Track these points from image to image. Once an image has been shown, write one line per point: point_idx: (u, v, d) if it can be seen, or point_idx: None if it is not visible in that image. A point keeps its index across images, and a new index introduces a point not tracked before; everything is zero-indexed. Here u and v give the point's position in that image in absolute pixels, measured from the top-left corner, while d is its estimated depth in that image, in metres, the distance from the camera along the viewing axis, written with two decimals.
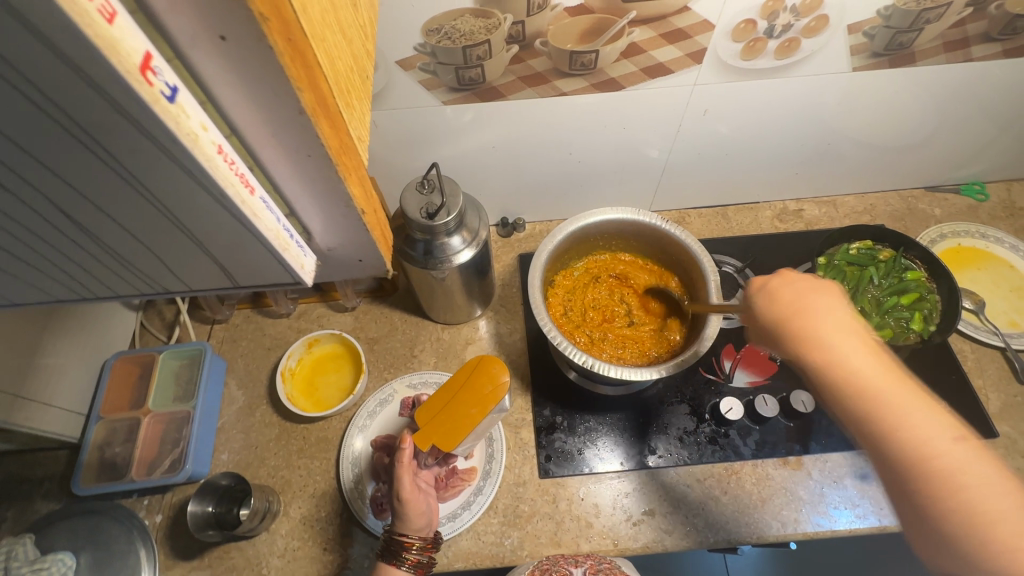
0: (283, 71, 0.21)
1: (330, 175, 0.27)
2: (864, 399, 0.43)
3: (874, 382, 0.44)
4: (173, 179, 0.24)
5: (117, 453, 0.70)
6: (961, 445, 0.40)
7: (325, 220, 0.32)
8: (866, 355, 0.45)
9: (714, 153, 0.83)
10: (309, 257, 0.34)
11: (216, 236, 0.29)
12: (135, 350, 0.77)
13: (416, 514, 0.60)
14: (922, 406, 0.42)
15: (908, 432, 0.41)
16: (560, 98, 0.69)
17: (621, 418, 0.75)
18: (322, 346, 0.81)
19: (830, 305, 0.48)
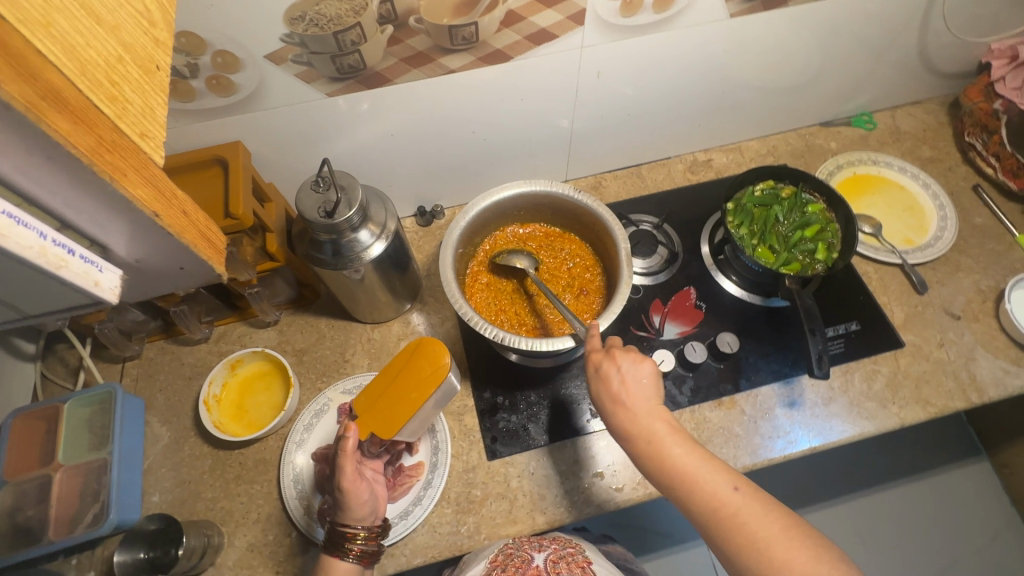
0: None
1: (91, 178, 0.25)
2: (663, 465, 0.51)
3: (671, 443, 0.51)
4: None
5: (31, 517, 0.65)
6: (729, 487, 0.48)
7: (121, 236, 0.29)
8: (659, 420, 0.53)
9: (617, 114, 0.84)
10: (108, 274, 0.30)
11: None
12: (35, 404, 0.71)
13: (357, 507, 0.59)
14: (697, 453, 0.51)
15: (693, 485, 0.49)
16: (449, 77, 0.67)
17: (561, 388, 0.76)
18: (246, 367, 0.77)
19: (641, 375, 0.54)
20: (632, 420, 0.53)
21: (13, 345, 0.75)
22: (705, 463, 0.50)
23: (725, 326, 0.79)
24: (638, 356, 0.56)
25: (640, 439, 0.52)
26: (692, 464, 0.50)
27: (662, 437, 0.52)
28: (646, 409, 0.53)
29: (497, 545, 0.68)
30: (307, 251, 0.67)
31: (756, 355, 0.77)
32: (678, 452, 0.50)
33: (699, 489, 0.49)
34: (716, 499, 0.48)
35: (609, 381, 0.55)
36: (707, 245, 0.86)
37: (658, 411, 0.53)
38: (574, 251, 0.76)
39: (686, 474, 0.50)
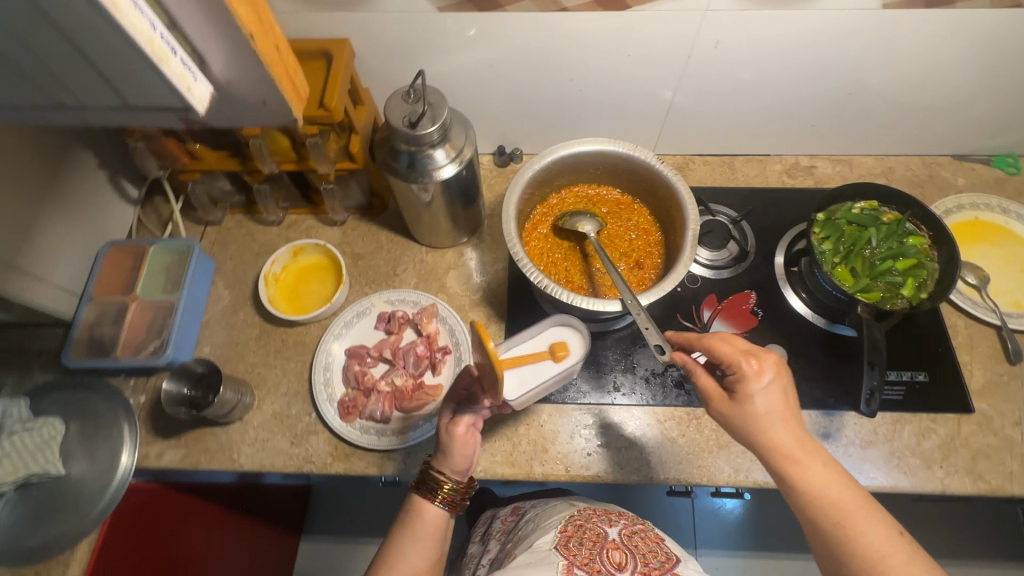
0: None
1: None
2: (813, 498, 0.47)
3: (813, 468, 0.48)
4: None
5: (105, 333, 0.74)
6: (891, 529, 0.46)
7: (223, 54, 0.42)
8: (807, 449, 0.48)
9: (725, 94, 0.79)
10: (196, 83, 0.41)
11: (90, 41, 0.34)
12: (129, 241, 0.80)
13: (461, 458, 0.62)
14: (838, 480, 0.47)
15: (845, 520, 0.46)
16: (560, 15, 0.65)
17: (590, 354, 0.76)
18: (307, 257, 0.82)
19: (779, 395, 0.50)
20: (783, 445, 0.48)
21: (121, 186, 0.83)
22: (858, 496, 0.47)
23: (777, 339, 0.75)
24: (778, 376, 0.50)
25: (783, 463, 0.48)
26: (838, 494, 0.47)
27: (801, 463, 0.48)
28: (786, 434, 0.49)
29: (566, 518, 0.71)
30: (384, 159, 0.70)
31: (802, 377, 0.73)
32: (825, 481, 0.47)
33: (846, 523, 0.46)
34: (867, 539, 0.45)
35: (749, 404, 0.49)
36: (783, 253, 0.81)
37: (801, 433, 0.49)
38: (639, 223, 0.74)
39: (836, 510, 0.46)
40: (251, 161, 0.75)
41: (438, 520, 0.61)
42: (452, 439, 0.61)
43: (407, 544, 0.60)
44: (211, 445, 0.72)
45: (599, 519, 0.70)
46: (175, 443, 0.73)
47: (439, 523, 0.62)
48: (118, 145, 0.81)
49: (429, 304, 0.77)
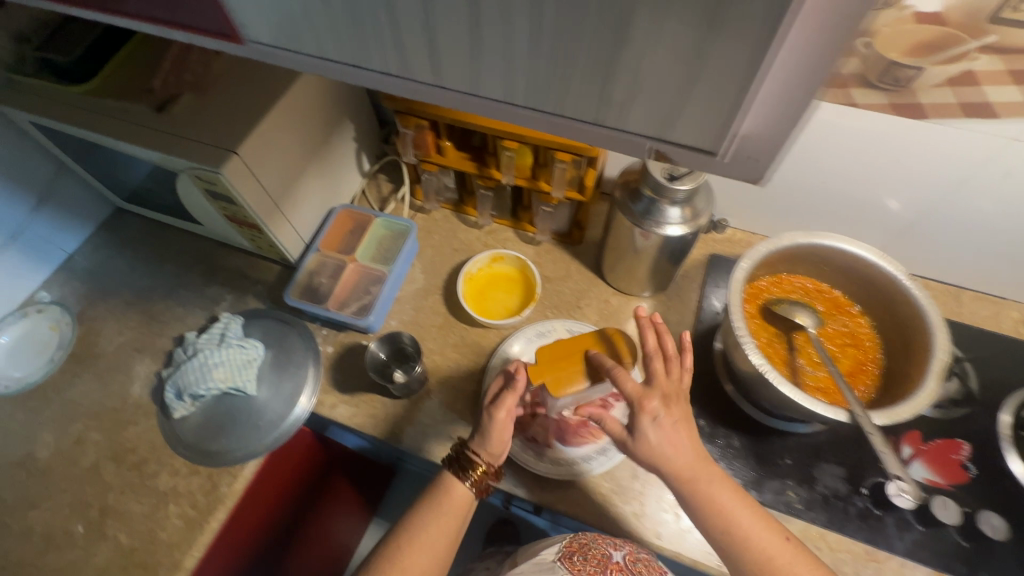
0: None
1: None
2: (715, 511, 0.55)
3: (724, 495, 0.56)
4: None
5: (322, 283, 0.82)
6: (748, 515, 0.56)
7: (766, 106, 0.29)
8: (703, 468, 0.56)
9: (986, 224, 0.72)
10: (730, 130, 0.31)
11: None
12: (357, 207, 0.89)
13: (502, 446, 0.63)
14: (738, 500, 0.56)
15: (714, 509, 0.55)
16: (846, 109, 0.64)
17: (765, 450, 0.71)
18: (502, 265, 0.86)
19: (687, 428, 0.56)
20: (682, 471, 0.55)
21: (360, 158, 0.94)
22: (751, 516, 0.56)
23: (989, 504, 0.66)
24: (682, 417, 0.57)
25: (682, 482, 0.56)
26: (739, 516, 0.55)
27: (720, 496, 0.56)
28: (683, 460, 0.55)
29: (572, 535, 0.74)
30: (622, 199, 0.72)
31: (1017, 560, 0.63)
32: (742, 516, 0.55)
33: (761, 548, 0.55)
34: (729, 517, 0.55)
35: (661, 445, 0.55)
36: (1010, 414, 0.71)
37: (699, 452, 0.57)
38: (857, 334, 0.70)
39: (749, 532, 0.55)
40: (490, 168, 0.80)
41: (464, 500, 0.63)
42: (492, 425, 0.63)
43: (430, 533, 0.60)
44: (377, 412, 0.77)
45: (605, 538, 0.71)
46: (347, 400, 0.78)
47: (466, 502, 0.63)
48: (368, 125, 0.93)
49: None
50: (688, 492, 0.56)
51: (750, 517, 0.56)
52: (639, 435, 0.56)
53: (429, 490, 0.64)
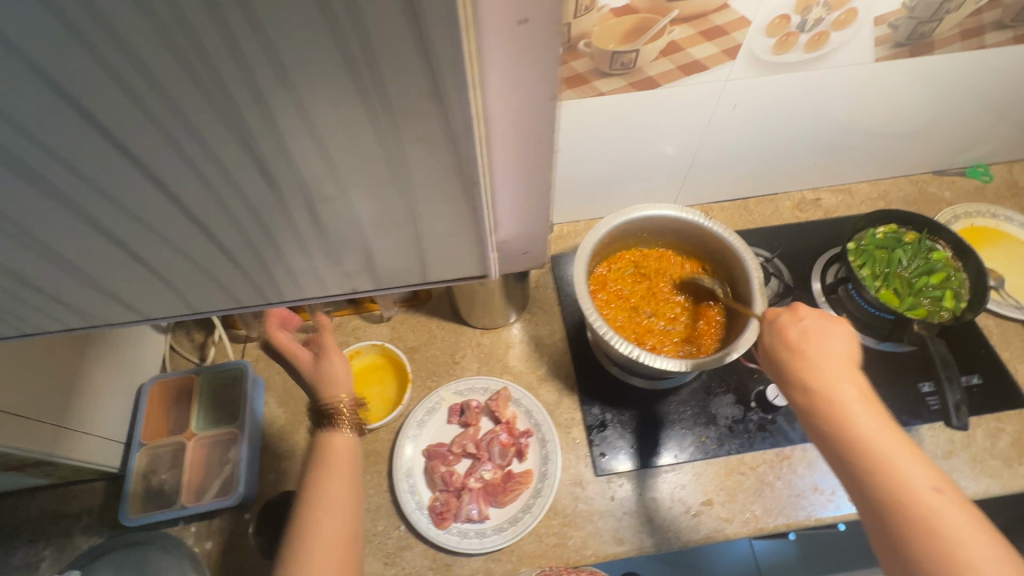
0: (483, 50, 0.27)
1: (533, 159, 0.38)
2: (830, 405, 0.51)
3: (855, 406, 0.50)
4: (395, 121, 0.28)
5: (164, 480, 0.68)
6: (868, 414, 0.50)
7: (515, 214, 0.43)
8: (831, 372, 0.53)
9: (739, 146, 0.85)
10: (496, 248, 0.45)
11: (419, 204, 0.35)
12: (171, 373, 0.76)
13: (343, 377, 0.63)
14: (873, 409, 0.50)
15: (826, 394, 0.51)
16: (598, 98, 0.70)
17: (669, 412, 0.76)
18: (362, 358, 0.80)
19: (840, 335, 0.55)
20: (795, 359, 0.55)
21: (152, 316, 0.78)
22: (865, 406, 0.50)
23: None
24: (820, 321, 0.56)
25: (816, 396, 0.52)
26: (862, 419, 0.49)
27: (843, 399, 0.51)
28: (831, 363, 0.53)
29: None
30: None
31: None
32: (848, 398, 0.51)
33: (836, 398, 0.51)
34: (843, 404, 0.50)
35: (789, 334, 0.56)
36: (819, 282, 0.85)
37: (834, 359, 0.53)
38: (699, 279, 0.76)
39: (851, 420, 0.50)
40: None
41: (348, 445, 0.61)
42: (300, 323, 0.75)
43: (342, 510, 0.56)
44: None
45: None
46: None
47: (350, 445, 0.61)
48: None
49: (500, 389, 0.76)
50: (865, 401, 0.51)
51: (863, 409, 0.50)
52: (808, 337, 0.55)
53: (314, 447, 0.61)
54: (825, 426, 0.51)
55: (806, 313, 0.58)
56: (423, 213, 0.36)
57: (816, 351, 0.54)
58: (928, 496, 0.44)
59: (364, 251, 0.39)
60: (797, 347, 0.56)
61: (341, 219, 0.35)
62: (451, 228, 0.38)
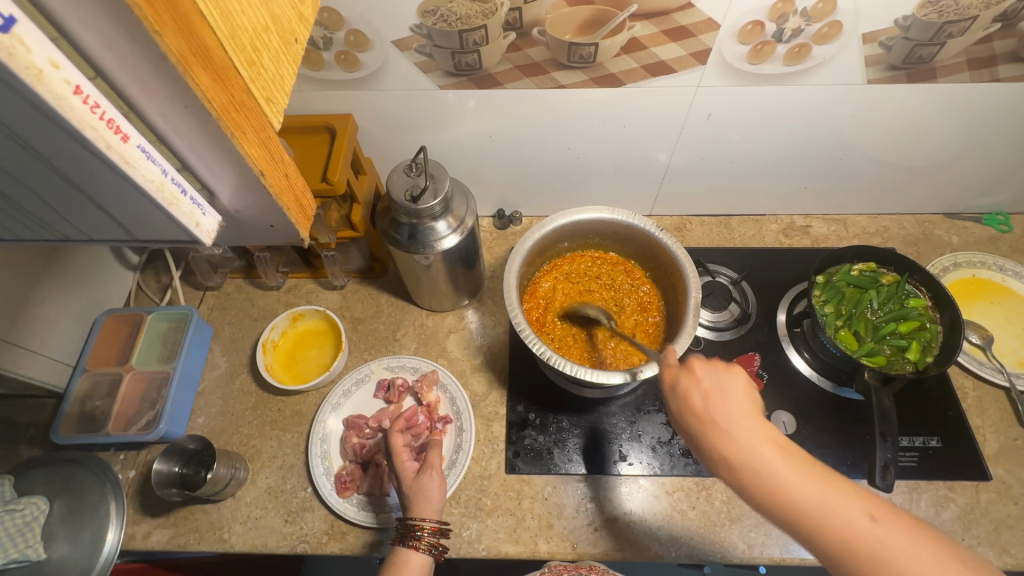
0: (130, 13, 0.16)
1: (217, 145, 0.20)
2: (767, 485, 0.42)
3: (787, 472, 0.42)
4: (43, 137, 0.17)
5: (98, 406, 0.72)
6: (802, 479, 0.42)
7: (237, 197, 0.23)
8: (749, 433, 0.44)
9: (718, 159, 0.80)
10: (219, 224, 0.25)
11: (126, 214, 0.23)
12: (126, 308, 0.80)
13: (433, 502, 0.60)
14: (806, 471, 0.42)
15: (762, 477, 0.42)
16: (559, 91, 0.67)
17: (595, 422, 0.74)
18: (306, 322, 0.81)
19: (737, 384, 0.47)
20: (720, 439, 0.45)
21: (122, 253, 0.83)
22: (798, 468, 0.42)
23: (784, 402, 0.74)
24: (714, 375, 0.48)
25: (746, 475, 0.43)
26: (790, 481, 0.42)
27: (771, 466, 0.42)
28: (743, 425, 0.45)
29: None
30: (386, 230, 0.70)
31: (812, 444, 0.71)
32: (779, 467, 0.42)
33: (769, 475, 0.42)
34: (781, 480, 0.42)
35: (691, 399, 0.47)
36: (785, 313, 0.80)
37: (747, 417, 0.45)
38: (652, 300, 0.74)
39: (796, 496, 0.41)
40: None
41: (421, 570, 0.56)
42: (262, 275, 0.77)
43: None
44: (201, 524, 0.69)
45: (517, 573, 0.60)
46: (164, 523, 0.70)
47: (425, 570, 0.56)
48: None
49: (430, 371, 0.76)
50: (790, 461, 0.43)
51: (801, 475, 0.42)
52: (711, 398, 0.46)
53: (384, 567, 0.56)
54: (767, 504, 0.42)
55: (698, 367, 0.49)
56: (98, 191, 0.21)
57: (723, 422, 0.45)
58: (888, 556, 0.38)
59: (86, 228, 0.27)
60: (706, 415, 0.46)
61: (32, 207, 0.24)
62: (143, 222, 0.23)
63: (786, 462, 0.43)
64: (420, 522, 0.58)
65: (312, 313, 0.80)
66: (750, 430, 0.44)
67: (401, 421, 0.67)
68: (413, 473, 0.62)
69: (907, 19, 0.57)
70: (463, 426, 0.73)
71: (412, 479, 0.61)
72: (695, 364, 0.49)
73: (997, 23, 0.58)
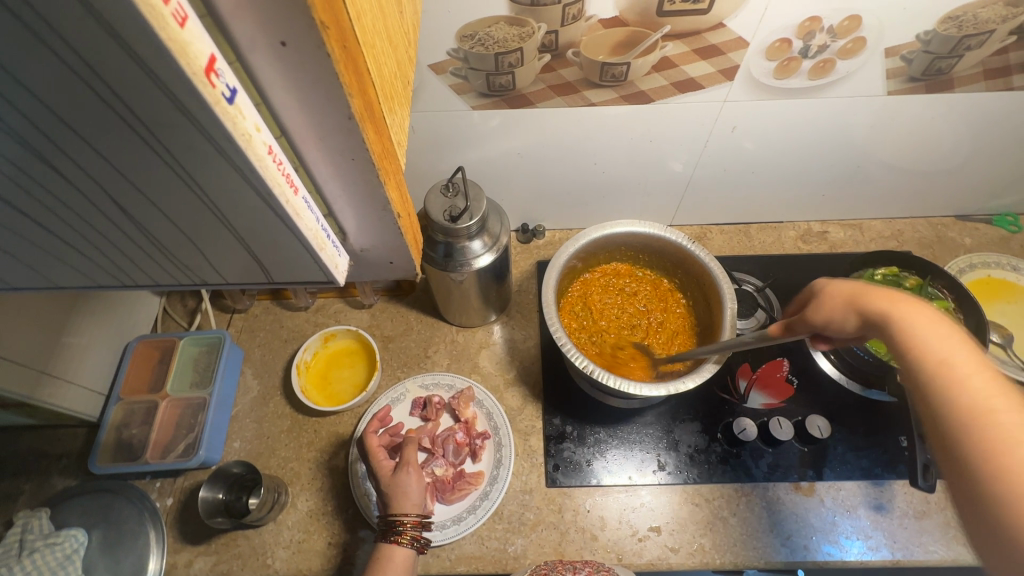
0: (336, 78, 0.23)
1: (370, 178, 0.29)
2: (893, 345, 0.41)
3: (912, 328, 0.40)
4: (228, 178, 0.25)
5: (134, 435, 0.72)
6: (943, 342, 0.38)
7: (359, 221, 0.33)
8: (889, 302, 0.43)
9: (739, 169, 0.82)
10: (343, 257, 0.36)
11: (261, 239, 0.31)
12: (157, 334, 0.79)
13: (412, 497, 0.61)
14: (948, 339, 0.38)
15: (894, 335, 0.41)
16: (589, 109, 0.69)
17: (632, 433, 0.75)
18: (338, 342, 0.82)
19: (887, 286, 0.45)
20: (850, 314, 0.46)
21: None
22: (940, 336, 0.39)
23: (816, 406, 0.75)
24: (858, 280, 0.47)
25: (872, 331, 0.42)
26: (920, 338, 0.39)
27: (903, 334, 0.41)
28: (888, 303, 0.43)
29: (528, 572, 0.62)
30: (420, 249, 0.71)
31: (847, 447, 0.72)
32: (910, 328, 0.40)
33: (901, 330, 0.41)
34: (913, 336, 0.40)
35: (835, 293, 0.48)
36: None
37: (886, 295, 0.44)
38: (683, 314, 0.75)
39: (916, 348, 0.39)
40: None
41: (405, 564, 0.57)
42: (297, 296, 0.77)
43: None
44: (243, 550, 0.69)
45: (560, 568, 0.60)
46: (206, 550, 0.69)
47: (408, 564, 0.58)
48: None
49: (465, 387, 0.77)
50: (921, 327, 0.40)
51: (934, 336, 0.39)
52: (838, 292, 0.48)
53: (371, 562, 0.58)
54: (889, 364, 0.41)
55: (850, 277, 0.49)
56: (247, 226, 0.29)
57: (866, 298, 0.45)
58: (1002, 414, 0.33)
59: (216, 264, 0.34)
60: (845, 302, 0.47)
61: (185, 249, 0.32)
62: (276, 243, 0.31)
63: (915, 330, 0.40)
64: (401, 518, 0.60)
65: (341, 333, 0.81)
66: (890, 305, 0.43)
67: (375, 421, 0.68)
68: (391, 470, 0.63)
69: (928, 33, 0.60)
70: (502, 442, 0.73)
71: (388, 477, 0.62)
72: (846, 275, 0.49)
73: (1013, 35, 0.61)
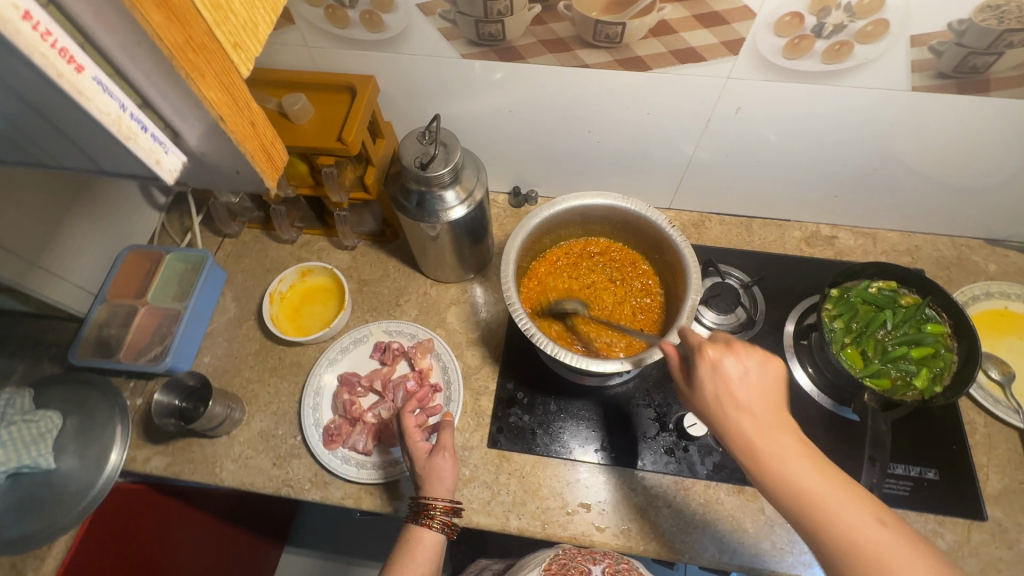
0: None
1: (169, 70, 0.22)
2: (784, 478, 0.44)
3: (800, 468, 0.44)
4: None
5: (112, 335, 0.77)
6: (813, 474, 0.44)
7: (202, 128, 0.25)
8: (768, 416, 0.46)
9: (745, 157, 0.77)
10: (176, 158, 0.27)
11: (75, 132, 0.24)
12: (148, 245, 0.83)
13: (445, 483, 0.61)
14: (816, 469, 0.44)
15: (775, 465, 0.44)
16: (582, 70, 0.66)
17: (583, 409, 0.74)
18: (315, 278, 0.84)
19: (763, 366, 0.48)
20: (729, 417, 0.47)
21: (149, 192, 0.86)
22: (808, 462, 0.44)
23: None
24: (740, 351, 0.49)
25: (753, 455, 0.45)
26: (805, 475, 0.44)
27: (784, 459, 0.44)
28: (758, 413, 0.46)
29: (551, 555, 0.74)
30: (395, 196, 0.70)
31: None
32: (796, 467, 0.44)
33: (798, 486, 0.44)
34: (789, 473, 0.44)
35: (712, 381, 0.49)
36: (794, 324, 0.78)
37: (768, 402, 0.47)
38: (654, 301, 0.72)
39: (805, 493, 0.43)
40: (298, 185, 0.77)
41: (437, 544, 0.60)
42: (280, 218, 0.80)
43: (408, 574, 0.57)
44: (196, 456, 0.73)
45: (583, 557, 0.73)
46: (163, 450, 0.74)
47: (438, 544, 0.60)
48: None
49: (426, 339, 0.78)
50: (795, 467, 0.44)
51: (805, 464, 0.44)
52: (716, 387, 0.48)
53: (402, 541, 0.60)
54: (771, 480, 0.44)
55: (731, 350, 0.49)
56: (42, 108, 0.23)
57: (746, 400, 0.47)
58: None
59: (39, 144, 0.28)
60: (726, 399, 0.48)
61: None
62: (91, 141, 0.24)
63: (792, 463, 0.44)
64: (433, 501, 0.60)
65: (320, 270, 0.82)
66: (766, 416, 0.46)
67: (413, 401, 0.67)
68: (424, 453, 0.63)
69: (963, 23, 0.53)
70: (452, 397, 0.74)
71: (423, 459, 0.62)
72: (726, 346, 0.49)
73: None
